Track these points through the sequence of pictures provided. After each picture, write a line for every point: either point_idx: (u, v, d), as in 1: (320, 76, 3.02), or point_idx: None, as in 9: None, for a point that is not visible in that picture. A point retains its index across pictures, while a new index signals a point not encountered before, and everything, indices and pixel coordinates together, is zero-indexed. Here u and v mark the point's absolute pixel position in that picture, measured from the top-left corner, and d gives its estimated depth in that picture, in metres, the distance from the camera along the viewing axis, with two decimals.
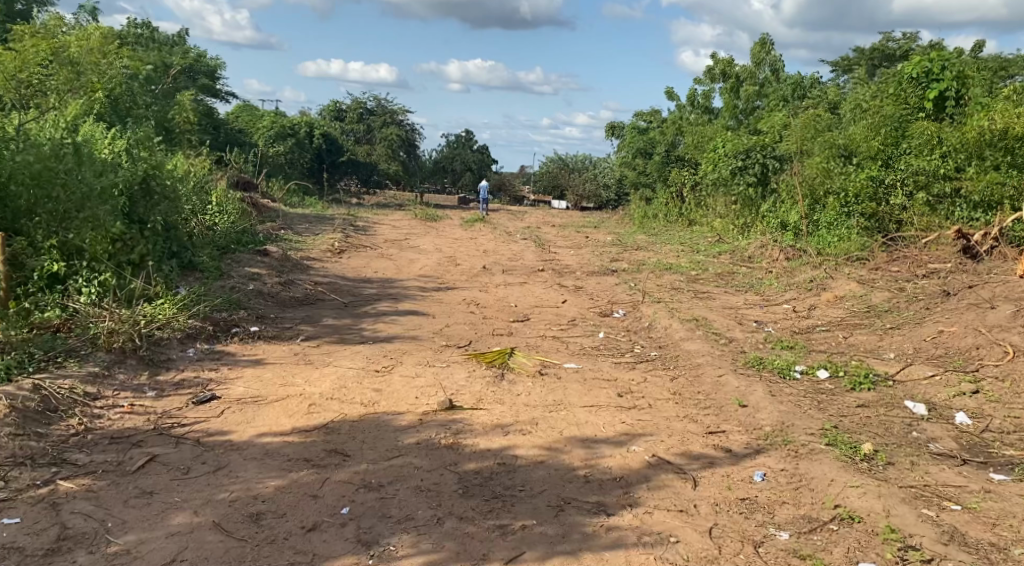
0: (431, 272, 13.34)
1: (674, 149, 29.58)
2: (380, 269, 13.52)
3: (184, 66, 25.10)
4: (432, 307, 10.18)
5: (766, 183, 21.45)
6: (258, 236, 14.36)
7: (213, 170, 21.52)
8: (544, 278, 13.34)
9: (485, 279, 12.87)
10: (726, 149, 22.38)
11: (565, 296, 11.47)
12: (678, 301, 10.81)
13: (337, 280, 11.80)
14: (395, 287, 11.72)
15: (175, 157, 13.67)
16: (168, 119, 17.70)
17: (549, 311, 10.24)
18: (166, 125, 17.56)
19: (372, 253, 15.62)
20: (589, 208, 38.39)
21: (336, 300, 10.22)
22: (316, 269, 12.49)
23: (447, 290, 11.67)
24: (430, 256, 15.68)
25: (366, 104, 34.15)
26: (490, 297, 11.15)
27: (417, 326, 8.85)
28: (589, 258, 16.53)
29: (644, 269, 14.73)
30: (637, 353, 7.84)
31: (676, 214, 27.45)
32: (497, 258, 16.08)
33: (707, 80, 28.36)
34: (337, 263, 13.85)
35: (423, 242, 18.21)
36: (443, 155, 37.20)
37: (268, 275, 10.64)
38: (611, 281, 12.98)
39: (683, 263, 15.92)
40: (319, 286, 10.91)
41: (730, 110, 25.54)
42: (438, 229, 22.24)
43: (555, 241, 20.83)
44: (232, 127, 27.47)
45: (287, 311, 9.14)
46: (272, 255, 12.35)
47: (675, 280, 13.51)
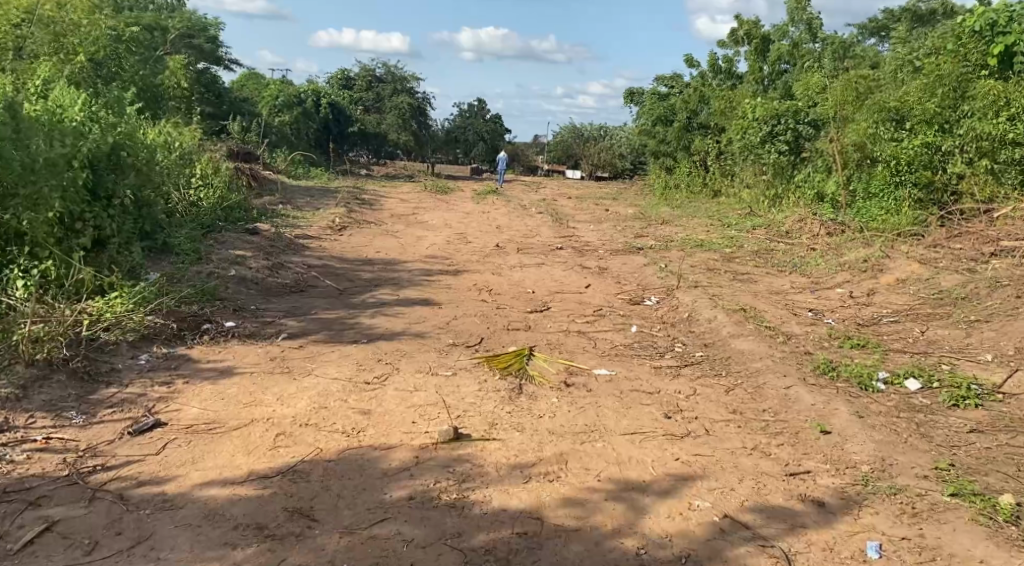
0: (440, 252, 12.15)
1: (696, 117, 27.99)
2: (385, 248, 12.34)
3: (183, 31, 23.85)
4: (439, 295, 8.98)
5: (799, 151, 20.12)
6: (251, 213, 13.19)
7: (210, 141, 20.37)
8: (565, 257, 12.13)
9: (498, 259, 11.67)
10: (755, 115, 20.95)
11: (588, 279, 10.25)
12: (718, 286, 9.60)
13: (336, 262, 10.64)
14: (399, 270, 10.55)
15: (157, 126, 12.45)
16: (159, 85, 16.51)
17: (572, 298, 9.03)
18: (157, 91, 16.38)
19: (378, 230, 14.44)
20: (606, 178, 37.03)
21: (331, 287, 9.05)
22: (313, 250, 11.33)
23: (458, 273, 10.48)
24: (440, 233, 14.48)
25: (376, 71, 32.78)
26: (505, 281, 9.97)
27: (420, 319, 7.67)
28: (612, 234, 15.28)
29: (673, 247, 13.49)
30: (678, 355, 6.61)
31: (700, 184, 26.08)
32: (512, 234, 14.88)
33: (731, 43, 26.84)
34: (337, 241, 12.69)
35: (432, 216, 17.04)
36: (455, 124, 35.80)
37: (255, 258, 9.47)
38: (639, 261, 11.76)
39: (715, 239, 14.68)
40: (313, 270, 9.74)
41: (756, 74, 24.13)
42: (450, 203, 21.00)
43: (574, 214, 19.58)
44: (235, 95, 26.27)
45: (272, 302, 7.97)
46: (265, 234, 11.19)
47: (709, 259, 12.27)
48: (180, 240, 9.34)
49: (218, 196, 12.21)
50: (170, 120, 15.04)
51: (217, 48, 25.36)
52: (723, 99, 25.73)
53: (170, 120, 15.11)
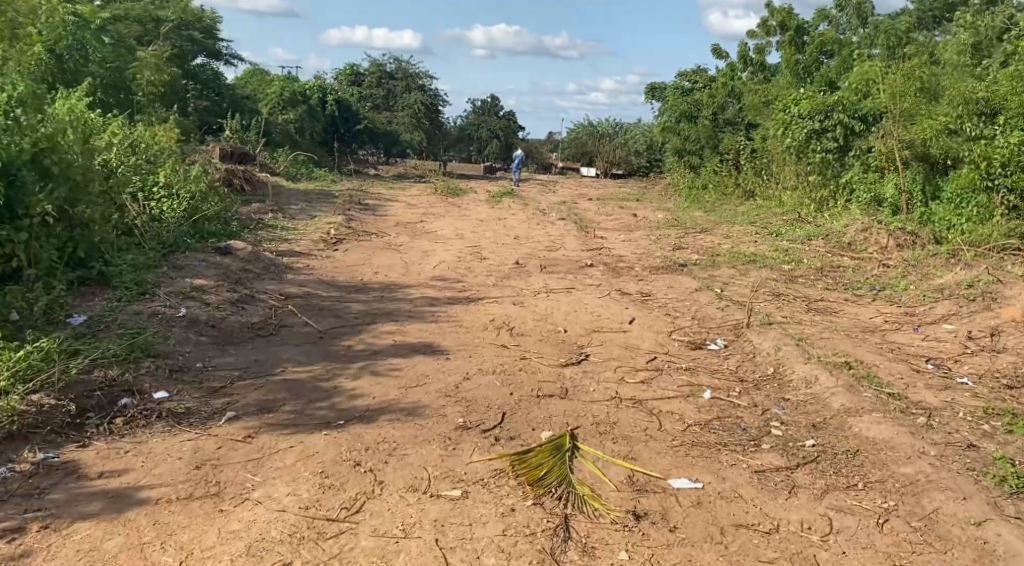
0: (450, 272, 10.27)
1: (724, 112, 26.25)
2: (384, 267, 10.48)
3: (177, 21, 22.01)
4: (446, 337, 7.09)
5: (848, 149, 18.29)
6: (233, 227, 11.39)
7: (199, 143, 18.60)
8: (598, 278, 10.23)
9: (518, 282, 9.77)
10: (799, 108, 19.02)
11: (630, 310, 8.35)
12: (797, 322, 7.68)
13: (323, 288, 8.77)
14: (399, 298, 8.66)
15: (120, 126, 10.63)
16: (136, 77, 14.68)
17: (617, 341, 7.15)
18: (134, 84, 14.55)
19: (378, 243, 12.60)
20: (623, 176, 35.07)
21: (311, 327, 7.18)
22: (299, 273, 9.49)
23: (471, 302, 8.59)
24: (449, 246, 12.62)
25: (387, 66, 30.95)
26: (529, 313, 8.07)
27: (420, 381, 5.77)
28: (647, 246, 13.39)
29: (721, 262, 11.59)
30: (781, 447, 4.73)
31: (731, 186, 24.07)
32: (532, 247, 13.02)
33: (763, 34, 24.97)
34: (329, 259, 10.87)
35: (441, 225, 15.22)
36: (467, 121, 33.99)
37: (218, 288, 7.62)
38: (691, 282, 9.87)
39: (766, 251, 12.77)
40: (290, 303, 7.87)
41: (792, 66, 22.25)
42: (462, 207, 19.13)
43: (599, 221, 17.68)
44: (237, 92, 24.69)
45: (229, 357, 6.13)
46: (239, 254, 9.34)
47: (769, 281, 10.35)
48: (122, 265, 7.52)
49: (192, 205, 10.37)
50: (146, 117, 13.23)
51: (213, 41, 23.57)
52: (757, 93, 23.75)
53: (148, 117, 13.32)
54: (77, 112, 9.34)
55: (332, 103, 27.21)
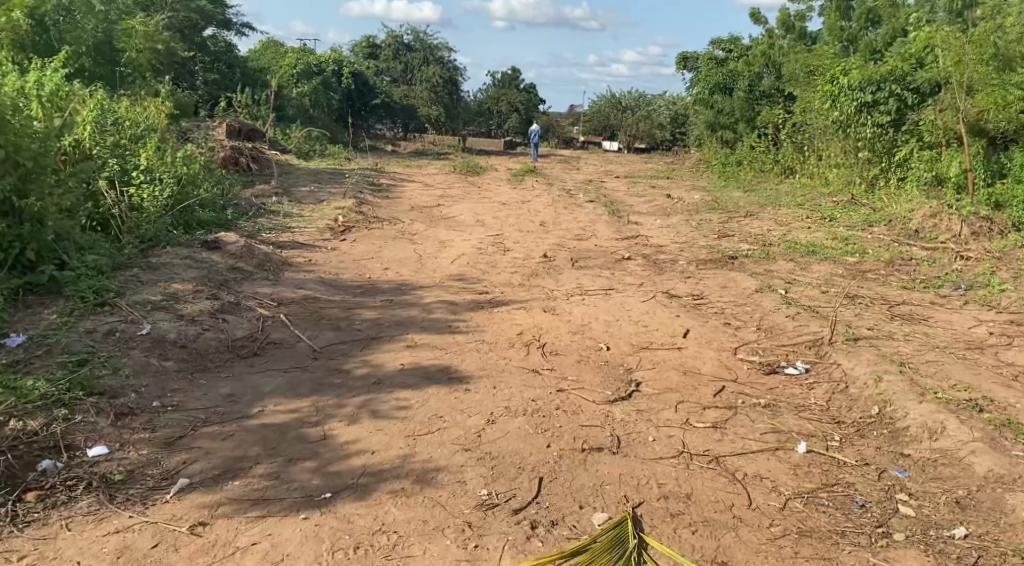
0: (472, 267, 9.08)
1: (760, 83, 24.71)
2: (396, 262, 9.26)
3: None
4: (466, 358, 5.85)
5: (901, 123, 16.88)
6: (229, 215, 10.19)
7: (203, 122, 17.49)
8: (639, 275, 8.97)
9: (547, 281, 8.51)
10: (849, 79, 17.62)
11: (682, 318, 7.11)
12: (888, 336, 6.43)
13: (324, 290, 7.56)
14: (412, 301, 7.47)
15: (102, 101, 9.41)
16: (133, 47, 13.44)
17: (673, 364, 5.89)
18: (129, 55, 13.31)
19: (390, 231, 11.38)
20: (647, 150, 33.63)
21: (304, 344, 5.95)
22: (297, 271, 8.27)
23: (495, 308, 7.36)
24: (469, 234, 11.41)
25: (404, 37, 29.60)
26: (564, 324, 6.82)
27: (432, 428, 4.54)
28: (688, 234, 12.15)
29: (776, 255, 10.36)
30: (922, 541, 3.61)
31: (770, 163, 22.56)
32: (561, 235, 11.80)
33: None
34: (337, 251, 9.69)
35: (461, 209, 14.01)
36: (487, 95, 32.62)
37: (196, 295, 6.39)
38: (748, 281, 8.58)
39: (823, 240, 11.51)
40: (282, 311, 6.65)
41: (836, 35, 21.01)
42: (483, 187, 17.89)
43: (630, 203, 16.38)
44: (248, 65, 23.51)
45: (197, 391, 4.92)
46: (230, 250, 8.13)
47: (835, 279, 9.04)
48: (83, 266, 6.33)
49: (177, 190, 9.14)
50: (138, 92, 12.03)
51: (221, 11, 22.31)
52: (797, 62, 22.26)
53: (141, 92, 12.11)
54: (46, 85, 8.12)
55: (349, 76, 25.87)
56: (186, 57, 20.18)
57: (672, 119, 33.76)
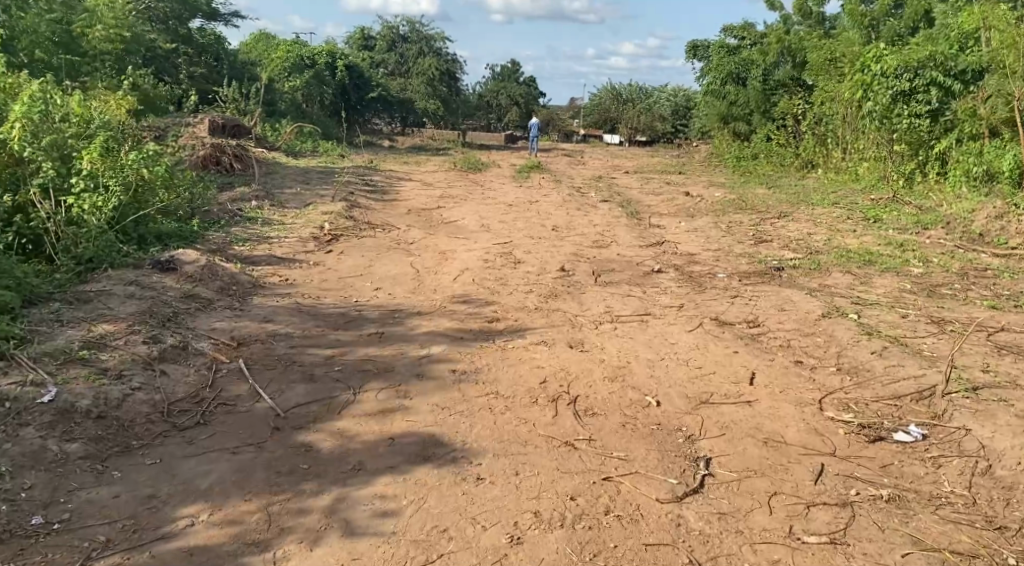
0: (479, 285, 7.72)
1: (774, 73, 23.23)
2: (389, 279, 7.89)
3: None
4: (476, 424, 4.45)
5: (941, 114, 15.42)
6: (194, 226, 8.79)
7: (185, 120, 16.23)
8: (676, 294, 7.58)
9: (567, 304, 7.10)
10: (881, 65, 16.03)
11: (741, 356, 5.76)
12: (1012, 380, 5.09)
13: (300, 322, 6.16)
14: (407, 332, 6.09)
15: (42, 92, 8.02)
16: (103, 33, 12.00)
17: (748, 430, 4.50)
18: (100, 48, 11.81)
19: (385, 240, 10.02)
20: (650, 143, 32.26)
21: (264, 407, 4.55)
22: (269, 296, 6.86)
23: (509, 341, 5.96)
24: (474, 243, 10.08)
25: (400, 28, 28.23)
26: (598, 366, 5.43)
27: (431, 557, 3.31)
28: (718, 240, 10.84)
29: (827, 266, 9.10)
30: None
31: (789, 156, 21.14)
32: (577, 241, 10.46)
33: None
34: (320, 266, 8.34)
35: (462, 211, 12.68)
36: (486, 88, 31.24)
37: (130, 337, 4.96)
38: (810, 303, 7.19)
39: (873, 246, 10.20)
40: (241, 356, 5.25)
41: (859, 20, 19.96)
42: (486, 186, 16.51)
43: (647, 202, 15.00)
44: (239, 58, 22.22)
45: (106, 489, 3.59)
46: (187, 271, 6.71)
47: (906, 298, 7.65)
48: None
49: (133, 191, 7.77)
50: (97, 84, 10.62)
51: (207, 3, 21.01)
52: (819, 50, 20.42)
53: (102, 84, 10.69)
54: None
55: (343, 69, 24.44)
56: (168, 49, 18.83)
57: (674, 111, 32.43)
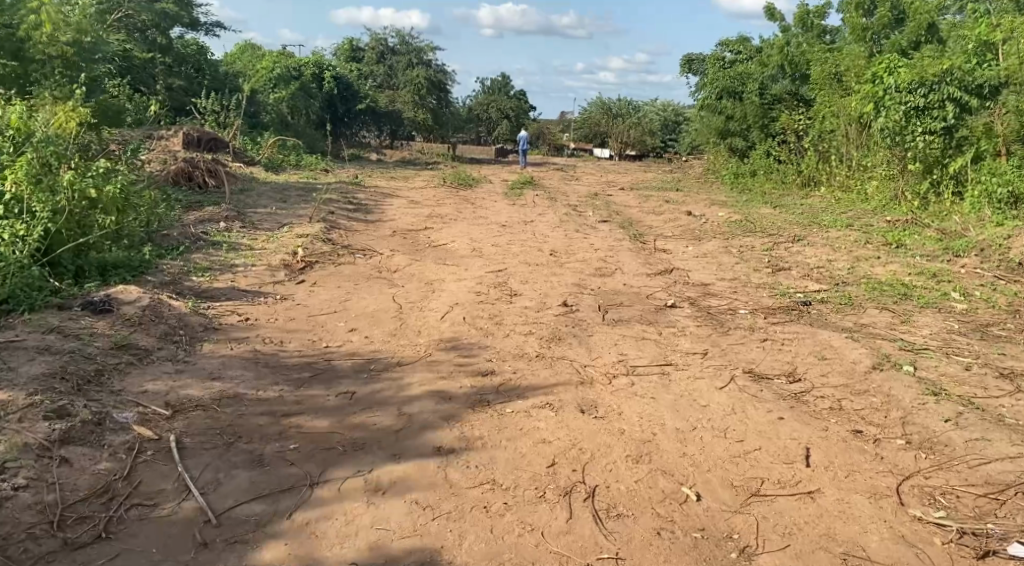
0: (470, 325, 6.69)
1: (769, 88, 22.06)
2: (368, 318, 6.84)
3: None
4: (467, 536, 3.51)
5: (956, 130, 13.93)
6: (147, 253, 7.75)
7: (158, 134, 15.23)
8: (698, 337, 6.59)
9: (573, 350, 6.09)
10: (894, 78, 14.46)
11: (789, 426, 4.75)
12: None
13: (255, 378, 5.11)
14: (383, 392, 5.04)
15: None
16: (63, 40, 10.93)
17: (819, 539, 3.61)
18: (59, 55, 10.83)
19: (365, 268, 8.98)
20: (640, 158, 31.51)
21: (191, 509, 3.58)
22: (222, 342, 5.80)
23: (507, 405, 4.93)
24: (464, 270, 9.08)
25: (388, 40, 27.31)
26: (619, 442, 4.37)
27: None
28: (732, 267, 9.86)
29: (860, 301, 8.12)
30: None
31: (791, 173, 20.20)
32: (579, 268, 9.47)
33: None
34: (289, 300, 7.30)
35: (451, 232, 11.70)
36: (475, 101, 30.30)
37: (27, 412, 3.93)
38: (854, 350, 6.22)
39: (903, 277, 9.25)
40: (172, 429, 4.19)
41: (860, 34, 19.41)
42: (477, 204, 15.53)
43: (649, 223, 14.05)
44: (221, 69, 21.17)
45: None
46: (124, 313, 5.67)
47: (960, 341, 6.69)
48: None
49: (70, 216, 6.74)
50: (47, 94, 9.56)
51: (187, 13, 20.01)
52: (824, 63, 19.50)
53: (51, 92, 9.66)
54: None
55: (330, 80, 23.53)
56: (145, 57, 17.83)
57: (663, 125, 32.65)
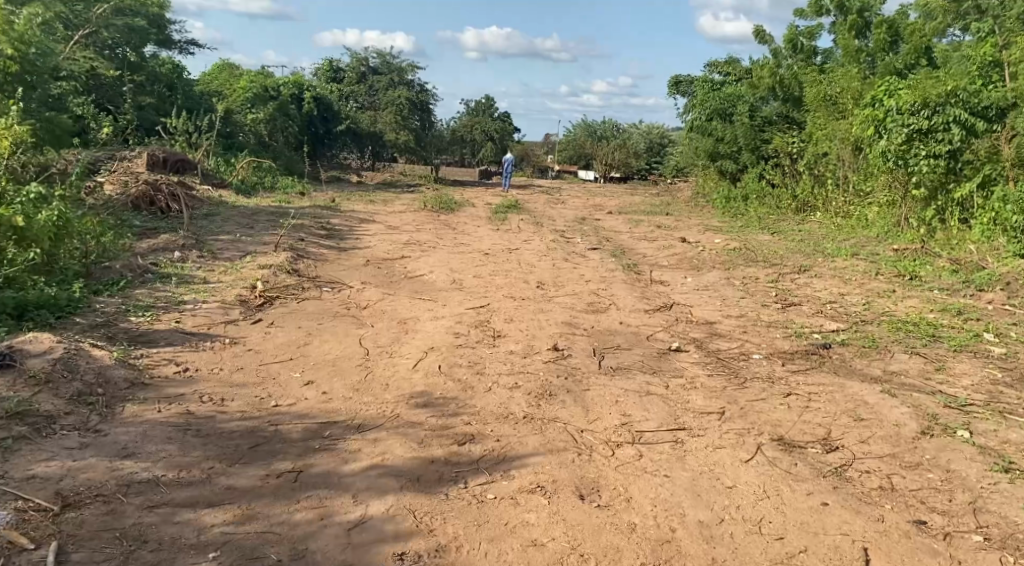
0: (446, 376, 5.77)
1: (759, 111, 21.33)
2: (329, 367, 5.89)
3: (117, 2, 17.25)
4: None
5: (961, 154, 12.71)
6: (80, 289, 6.82)
7: (125, 156, 14.33)
8: (710, 391, 5.70)
9: (566, 410, 5.16)
10: (896, 99, 13.06)
11: (842, 514, 3.91)
12: None
13: (179, 452, 4.18)
14: (336, 468, 4.14)
15: None
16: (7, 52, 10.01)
17: None
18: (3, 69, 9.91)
19: (333, 303, 8.06)
20: (625, 181, 30.76)
21: None
22: (148, 403, 4.85)
23: (486, 484, 4.05)
24: (444, 306, 8.17)
25: (370, 60, 26.47)
26: (628, 544, 3.65)
27: None
28: (736, 302, 9.04)
29: (885, 343, 7.28)
30: None
31: (786, 198, 19.40)
32: (569, 303, 8.60)
33: (813, 14, 21.11)
34: (241, 344, 6.38)
35: (429, 261, 10.82)
36: (459, 123, 29.44)
37: None
38: (894, 407, 5.33)
39: (925, 314, 8.45)
40: (57, 534, 3.40)
41: (853, 55, 18.75)
42: (460, 229, 14.67)
43: (642, 251, 13.22)
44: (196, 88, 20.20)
45: None
46: (28, 369, 4.72)
47: (1008, 395, 5.87)
48: None
49: None
50: None
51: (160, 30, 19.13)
52: (819, 85, 18.43)
53: None
54: None
55: (310, 101, 22.65)
56: (114, 75, 16.91)
57: (647, 148, 31.87)
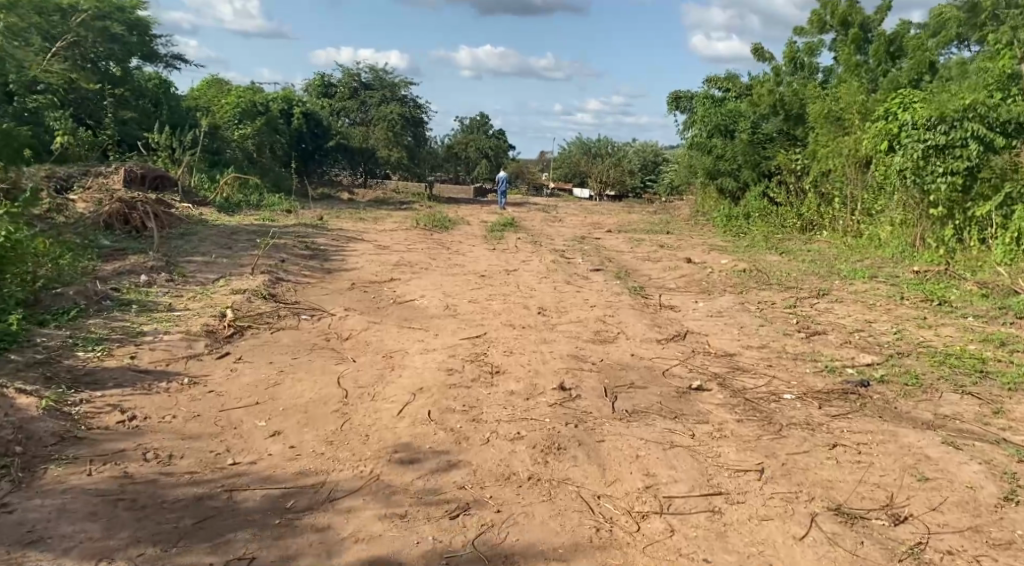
0: (437, 423, 4.95)
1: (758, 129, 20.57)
2: (301, 413, 5.06)
3: (94, 11, 16.41)
4: None
5: (980, 171, 11.66)
6: (18, 320, 6.01)
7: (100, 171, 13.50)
8: (744, 442, 4.89)
9: (579, 469, 4.34)
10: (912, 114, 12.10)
11: None
12: None
13: (104, 535, 3.54)
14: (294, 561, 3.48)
15: None
16: None
17: None
18: None
19: (311, 333, 7.25)
20: (620, 198, 30.04)
21: None
22: (75, 463, 4.06)
23: None
24: (434, 336, 7.35)
25: (361, 75, 25.66)
26: None
27: None
28: (754, 331, 8.25)
29: (929, 380, 6.47)
30: None
31: (790, 218, 18.62)
32: (573, 333, 7.80)
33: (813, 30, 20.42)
34: (202, 384, 5.56)
35: (419, 284, 10.03)
36: (454, 140, 28.66)
37: None
38: (962, 464, 4.53)
39: (964, 346, 7.66)
40: None
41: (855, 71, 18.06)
42: (453, 249, 13.88)
43: (647, 272, 12.45)
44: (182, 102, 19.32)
45: None
46: None
47: None
48: None
49: None
50: None
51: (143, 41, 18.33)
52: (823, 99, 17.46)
53: None
54: None
55: (299, 116, 21.87)
56: (94, 88, 16.02)
57: (643, 165, 31.10)
